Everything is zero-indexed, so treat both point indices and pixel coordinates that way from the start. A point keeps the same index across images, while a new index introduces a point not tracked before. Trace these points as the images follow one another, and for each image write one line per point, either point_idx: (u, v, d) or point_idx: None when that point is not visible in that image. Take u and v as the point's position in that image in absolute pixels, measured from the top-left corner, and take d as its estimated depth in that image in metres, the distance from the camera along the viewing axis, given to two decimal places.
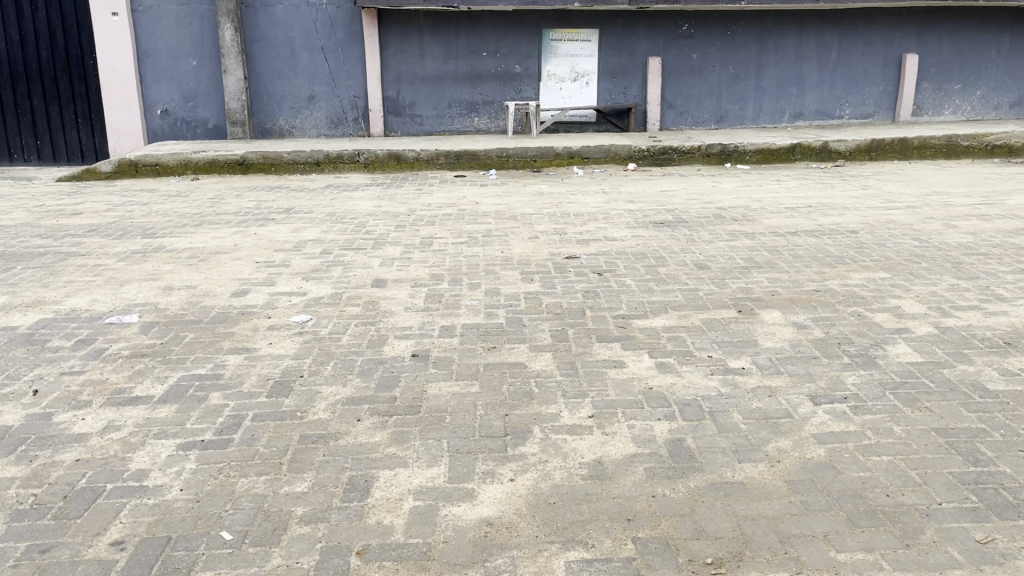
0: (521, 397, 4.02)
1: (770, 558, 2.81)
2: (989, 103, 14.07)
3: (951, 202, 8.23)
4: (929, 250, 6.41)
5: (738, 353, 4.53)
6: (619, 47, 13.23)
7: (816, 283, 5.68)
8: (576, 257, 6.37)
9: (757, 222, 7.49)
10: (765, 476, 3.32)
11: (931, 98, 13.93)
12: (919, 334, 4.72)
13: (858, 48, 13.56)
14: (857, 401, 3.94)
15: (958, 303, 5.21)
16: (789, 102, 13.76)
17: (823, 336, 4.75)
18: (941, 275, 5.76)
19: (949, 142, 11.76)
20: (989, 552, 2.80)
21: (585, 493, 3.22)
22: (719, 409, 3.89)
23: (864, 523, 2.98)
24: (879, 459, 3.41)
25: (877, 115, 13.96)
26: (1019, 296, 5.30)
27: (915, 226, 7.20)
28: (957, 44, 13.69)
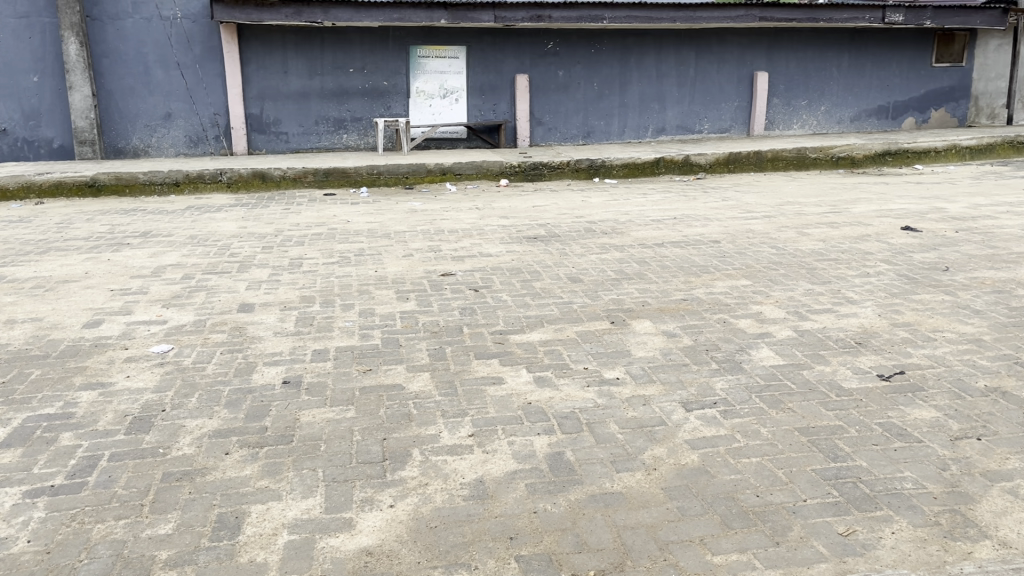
0: (399, 419, 3.94)
1: (650, 566, 2.85)
2: (832, 117, 15.03)
3: (804, 211, 8.72)
4: (786, 257, 6.75)
5: (613, 364, 4.61)
6: (487, 64, 13.35)
7: (684, 292, 5.87)
8: (451, 274, 6.34)
9: (626, 235, 7.68)
10: (642, 485, 3.38)
11: (781, 113, 14.76)
12: (780, 337, 4.95)
13: (713, 66, 14.23)
14: (725, 405, 4.07)
15: (813, 306, 5.50)
16: (652, 118, 14.25)
17: (692, 343, 4.90)
18: (797, 281, 6.07)
19: (799, 154, 12.48)
20: (851, 544, 2.94)
21: (467, 515, 3.18)
22: (596, 421, 3.93)
23: (737, 524, 3.08)
24: (747, 461, 3.54)
25: (733, 130, 14.66)
26: (867, 298, 5.64)
27: (771, 235, 7.57)
28: (801, 63, 14.58)
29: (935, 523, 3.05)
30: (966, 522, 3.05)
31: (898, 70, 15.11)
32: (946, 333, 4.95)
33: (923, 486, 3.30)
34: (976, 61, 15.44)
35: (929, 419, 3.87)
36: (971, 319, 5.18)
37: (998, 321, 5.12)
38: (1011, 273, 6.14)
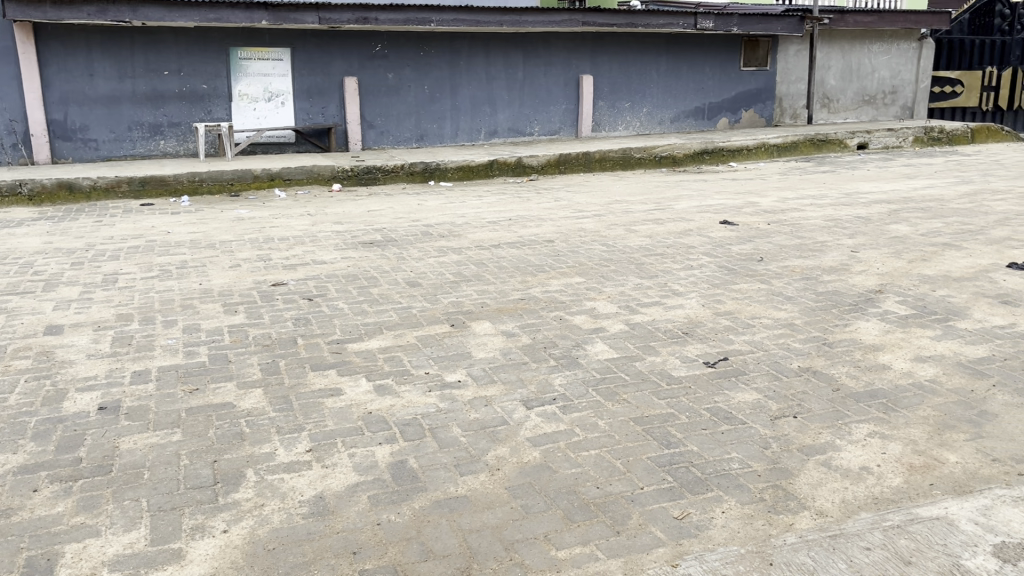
0: (230, 439, 3.74)
1: (496, 567, 2.85)
2: (654, 118, 15.76)
3: (631, 209, 9.08)
4: (616, 253, 7.00)
5: (453, 367, 4.59)
6: (313, 67, 13.02)
7: (521, 291, 5.95)
8: (283, 283, 6.12)
9: (462, 237, 7.70)
10: (486, 486, 3.37)
11: (607, 114, 15.31)
12: (613, 331, 5.11)
13: (541, 69, 14.57)
14: (564, 401, 4.15)
15: (643, 300, 5.72)
16: (483, 121, 14.39)
17: (530, 342, 4.96)
18: (628, 276, 6.29)
19: (625, 154, 12.99)
20: (686, 526, 3.06)
21: (307, 533, 3.06)
22: (438, 425, 3.90)
23: (578, 517, 3.13)
24: (587, 454, 3.62)
25: (562, 132, 15.05)
26: (692, 290, 5.93)
27: (602, 232, 7.82)
28: (623, 66, 15.19)
29: (760, 499, 3.24)
30: (787, 496, 3.26)
31: (711, 74, 16.06)
32: (763, 319, 5.28)
33: (748, 465, 3.50)
34: (778, 65, 16.62)
35: (752, 401, 4.10)
36: (784, 305, 5.55)
37: (808, 306, 5.52)
38: (817, 260, 6.65)
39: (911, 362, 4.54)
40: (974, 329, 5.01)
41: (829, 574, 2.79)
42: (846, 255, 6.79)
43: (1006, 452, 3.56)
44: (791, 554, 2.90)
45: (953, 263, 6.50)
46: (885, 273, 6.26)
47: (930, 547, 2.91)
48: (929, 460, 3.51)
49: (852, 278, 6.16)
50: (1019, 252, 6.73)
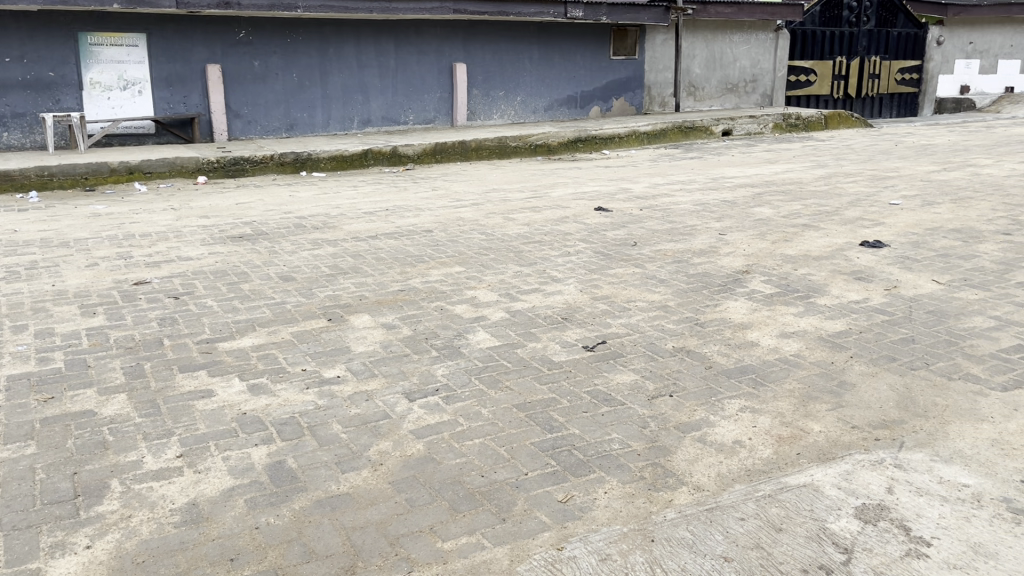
0: (92, 449, 3.52)
1: (381, 564, 2.80)
2: (528, 107, 15.88)
3: (508, 197, 9.11)
4: (494, 242, 7.00)
5: (331, 362, 4.47)
6: (173, 54, 12.40)
7: (399, 283, 5.86)
8: (146, 281, 5.80)
9: (337, 229, 7.52)
10: (369, 482, 3.30)
11: (481, 103, 15.31)
12: (494, 319, 5.11)
13: (413, 57, 14.41)
14: (447, 391, 4.12)
15: (522, 287, 5.74)
16: (356, 109, 14.11)
17: (411, 333, 4.90)
18: (507, 264, 6.31)
19: (500, 143, 13.04)
20: (570, 509, 3.10)
21: (180, 542, 2.91)
22: (317, 423, 3.79)
23: (464, 507, 3.11)
24: (471, 443, 3.60)
25: (437, 121, 14.95)
26: (570, 276, 6.01)
27: (480, 221, 7.81)
28: (496, 54, 15.22)
29: (640, 477, 3.31)
30: (666, 473, 3.35)
31: (582, 63, 16.33)
32: (639, 302, 5.41)
33: (628, 445, 3.57)
34: (646, 54, 17.04)
35: (630, 382, 4.20)
36: (658, 288, 5.70)
37: (680, 288, 5.69)
38: (688, 244, 6.87)
39: (777, 338, 4.76)
40: (833, 305, 5.30)
41: (706, 546, 2.88)
42: (715, 237, 7.05)
43: (865, 419, 3.78)
44: (672, 529, 2.97)
45: (812, 243, 6.85)
46: (751, 254, 6.53)
47: (800, 514, 3.05)
48: (795, 431, 3.68)
49: (721, 259, 6.39)
50: (870, 231, 7.17)
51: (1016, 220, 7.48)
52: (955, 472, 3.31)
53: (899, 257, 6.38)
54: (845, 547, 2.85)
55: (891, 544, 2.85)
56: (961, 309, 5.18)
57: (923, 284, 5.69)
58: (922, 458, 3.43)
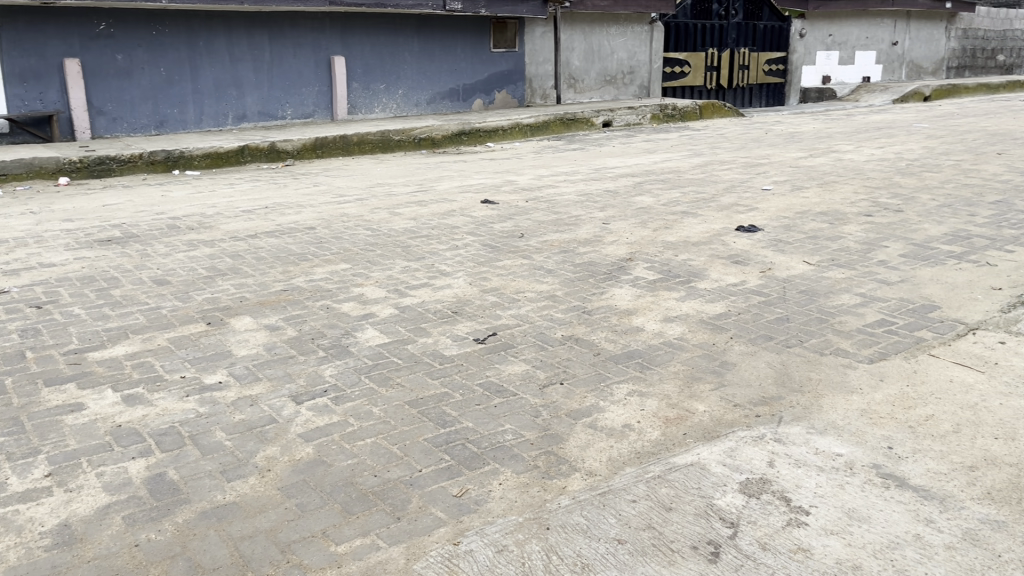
0: None
1: (272, 572, 2.71)
2: (410, 100, 15.72)
3: (393, 191, 9.00)
4: (381, 237, 6.90)
5: (213, 368, 4.30)
6: (26, 48, 11.63)
7: (282, 282, 5.70)
8: (5, 291, 5.43)
9: (215, 229, 7.24)
10: (256, 490, 3.19)
11: (362, 97, 15.06)
12: (382, 316, 5.03)
13: (288, 49, 14.03)
14: (336, 391, 4.03)
15: (411, 282, 5.68)
16: (230, 105, 13.62)
17: (297, 334, 4.77)
18: (394, 260, 6.23)
19: (383, 137, 12.87)
20: (465, 502, 3.08)
21: (52, 566, 2.73)
22: (200, 431, 3.63)
23: (357, 509, 3.05)
24: (363, 443, 3.53)
25: (317, 115, 14.61)
26: (458, 269, 5.98)
27: (364, 217, 7.68)
28: (375, 47, 15.01)
29: (534, 466, 3.33)
30: (559, 461, 3.38)
31: (463, 56, 16.30)
32: (527, 293, 5.44)
33: (521, 434, 3.59)
34: (526, 46, 17.16)
35: (521, 372, 4.21)
36: (546, 278, 5.76)
37: (567, 277, 5.76)
38: (573, 233, 6.96)
39: (661, 323, 4.88)
40: (713, 288, 5.48)
41: (600, 530, 2.92)
42: (599, 227, 7.17)
43: (746, 396, 3.93)
44: (566, 515, 3.00)
45: (691, 229, 7.07)
46: (634, 242, 6.67)
47: (688, 492, 3.14)
48: (682, 412, 3.79)
49: (606, 248, 6.51)
50: (745, 216, 7.46)
51: (877, 203, 7.94)
52: (829, 443, 3.49)
53: (772, 240, 6.66)
54: (731, 521, 2.95)
55: (773, 516, 2.97)
56: (830, 288, 5.45)
57: (795, 266, 5.96)
58: (800, 431, 3.59)
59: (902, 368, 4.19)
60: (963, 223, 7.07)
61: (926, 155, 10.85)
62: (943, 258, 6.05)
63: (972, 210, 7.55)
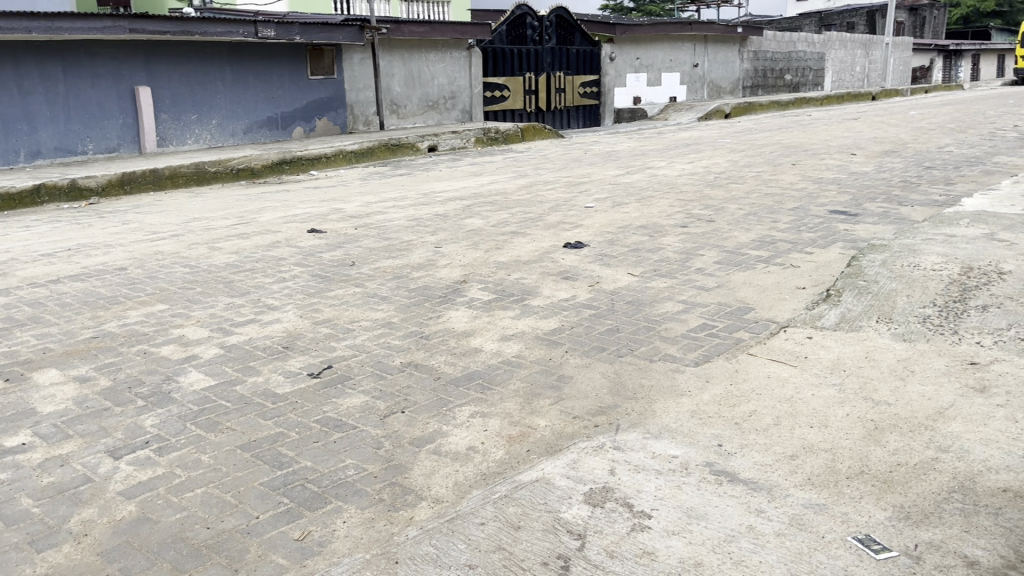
0: None
1: None
2: (225, 131, 15.12)
3: (211, 225, 8.59)
4: (201, 274, 6.55)
5: (15, 429, 3.89)
6: None
7: (92, 329, 5.27)
8: None
9: (9, 276, 6.61)
10: (72, 558, 2.90)
11: (172, 128, 14.33)
12: (207, 357, 4.75)
13: (86, 80, 13.14)
14: (159, 442, 3.75)
15: (236, 319, 5.42)
16: (21, 140, 12.54)
17: (111, 384, 4.41)
18: (216, 297, 5.92)
19: (197, 169, 12.27)
20: (308, 546, 2.94)
21: None
22: (2, 501, 3.27)
23: (189, 566, 2.84)
24: (192, 494, 3.30)
25: (122, 149, 13.75)
26: (287, 302, 5.77)
27: (181, 254, 7.26)
28: (184, 76, 14.35)
29: (379, 500, 3.24)
30: (404, 491, 3.30)
31: (279, 83, 15.87)
32: (361, 322, 5.32)
33: (364, 468, 3.48)
34: (344, 73, 16.96)
35: (360, 404, 4.10)
36: (380, 305, 5.66)
37: (401, 303, 5.68)
38: (405, 259, 6.90)
39: (498, 342, 4.91)
40: (545, 305, 5.59)
41: (450, 557, 2.86)
42: (431, 251, 7.15)
43: (584, 408, 4.01)
44: (414, 547, 2.92)
45: (521, 248, 7.19)
46: (466, 264, 6.70)
47: (535, 509, 3.14)
48: (524, 429, 3.81)
49: (439, 272, 6.49)
50: (571, 233, 7.69)
51: (691, 214, 8.41)
52: (666, 446, 3.61)
53: (598, 255, 6.89)
54: (578, 533, 2.98)
55: (618, 523, 3.03)
56: (654, 297, 5.70)
57: (621, 278, 6.19)
58: (637, 437, 3.70)
59: (725, 368, 4.43)
60: (768, 230, 7.61)
61: (730, 168, 11.62)
62: (753, 263, 6.48)
63: (774, 217, 8.14)
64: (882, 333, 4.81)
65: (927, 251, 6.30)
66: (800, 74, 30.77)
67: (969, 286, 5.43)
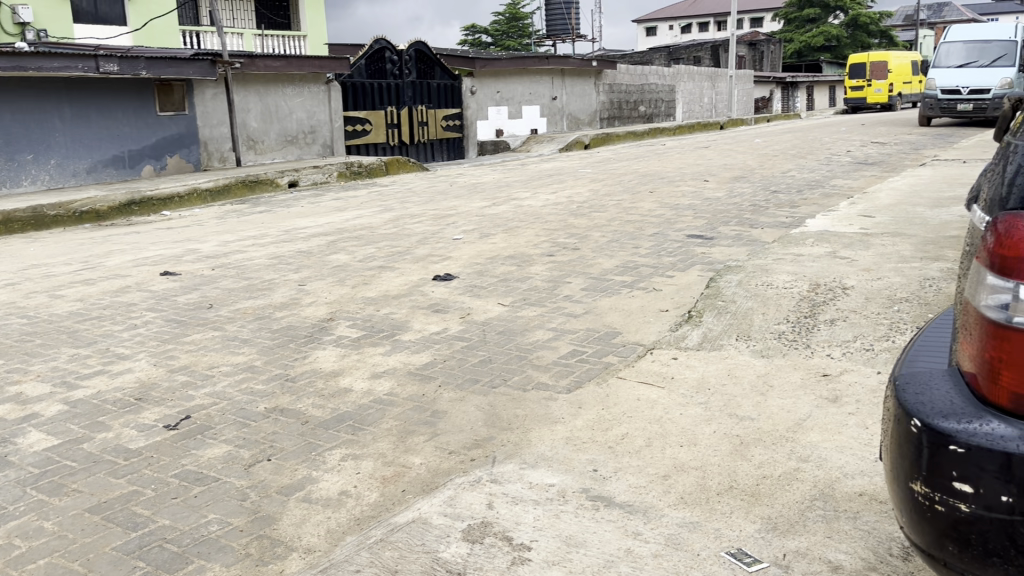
0: None
1: None
2: (65, 171, 14.26)
3: (52, 272, 8.02)
4: (41, 325, 6.08)
5: None
6: None
7: None
8: None
9: None
10: None
11: (5, 169, 13.37)
12: (49, 415, 4.38)
13: None
14: None
15: (82, 372, 5.04)
16: None
17: None
18: (59, 348, 5.51)
19: (35, 213, 11.48)
20: None
21: None
22: None
23: None
24: (34, 567, 3.00)
25: None
26: (139, 351, 5.43)
27: (17, 304, 6.72)
28: (18, 114, 13.43)
29: (245, 555, 3.05)
30: (272, 544, 3.13)
31: (126, 120, 15.14)
32: (221, 367, 5.07)
33: (228, 523, 3.28)
34: (197, 109, 16.38)
35: (222, 454, 3.88)
36: (242, 348, 5.41)
37: (265, 346, 5.46)
38: (267, 299, 6.66)
39: (369, 380, 4.78)
40: (416, 339, 5.51)
41: None
42: (294, 289, 6.93)
43: (459, 442, 3.95)
44: None
45: (389, 283, 7.09)
46: (332, 302, 6.53)
47: (412, 551, 3.03)
48: (398, 469, 3.71)
49: (303, 311, 6.29)
50: (440, 266, 7.65)
51: (556, 243, 8.55)
52: (542, 475, 3.60)
53: (467, 286, 6.89)
54: (457, 572, 2.90)
55: (497, 558, 2.98)
56: (525, 326, 5.73)
57: (491, 309, 6.19)
58: (513, 468, 3.67)
59: (597, 393, 4.48)
60: (630, 255, 7.84)
61: (592, 197, 11.93)
62: (617, 288, 6.64)
63: (636, 243, 8.40)
64: (742, 350, 5.02)
65: (778, 270, 6.64)
66: (653, 105, 32.16)
67: (817, 301, 5.76)
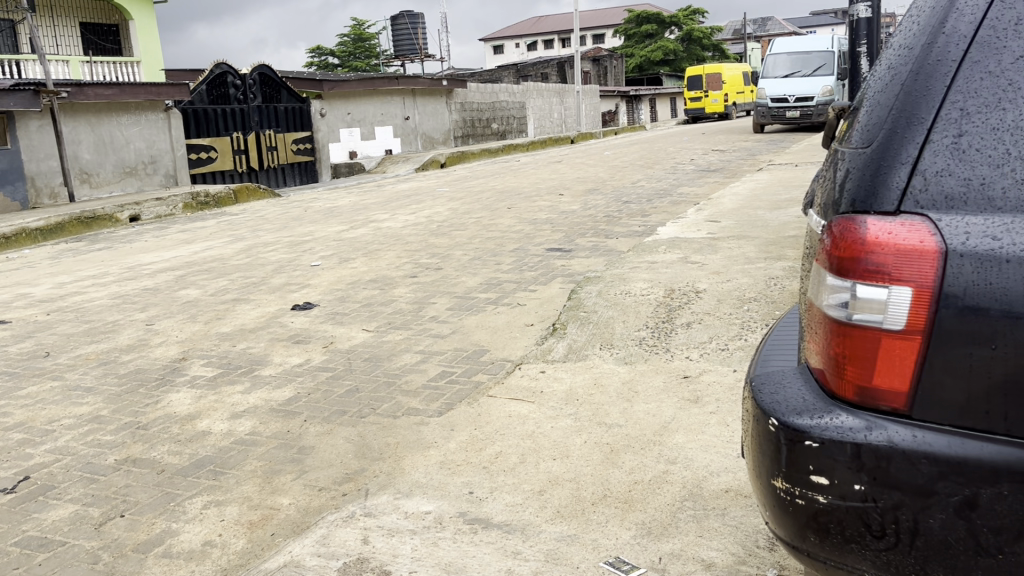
0: None
1: None
2: None
3: None
4: None
5: None
6: None
7: None
8: None
9: None
10: None
11: None
12: None
13: None
14: None
15: None
16: None
17: None
18: None
19: None
20: None
21: None
22: None
23: None
24: None
25: None
26: None
27: None
28: None
29: None
30: None
31: None
32: (63, 420, 4.69)
33: None
34: (21, 142, 15.22)
35: (69, 515, 3.58)
36: (85, 398, 5.04)
37: (111, 393, 5.11)
38: (112, 342, 6.25)
39: (229, 422, 4.55)
40: (278, 373, 5.30)
41: None
42: (141, 330, 6.54)
43: (329, 478, 3.82)
44: None
45: (245, 316, 6.81)
46: (185, 340, 6.20)
47: None
48: (266, 511, 3.54)
49: (153, 352, 5.94)
50: (298, 294, 7.43)
51: (418, 264, 8.49)
52: (417, 503, 3.53)
53: (329, 314, 6.71)
54: None
55: None
56: (392, 350, 5.64)
57: (355, 335, 6.05)
58: (388, 499, 3.58)
59: (468, 414, 4.44)
60: (492, 272, 7.88)
61: (452, 215, 11.95)
62: (482, 306, 6.66)
63: (497, 259, 8.46)
64: (607, 359, 5.12)
65: (635, 278, 6.85)
66: (505, 121, 32.64)
67: (674, 306, 5.98)
